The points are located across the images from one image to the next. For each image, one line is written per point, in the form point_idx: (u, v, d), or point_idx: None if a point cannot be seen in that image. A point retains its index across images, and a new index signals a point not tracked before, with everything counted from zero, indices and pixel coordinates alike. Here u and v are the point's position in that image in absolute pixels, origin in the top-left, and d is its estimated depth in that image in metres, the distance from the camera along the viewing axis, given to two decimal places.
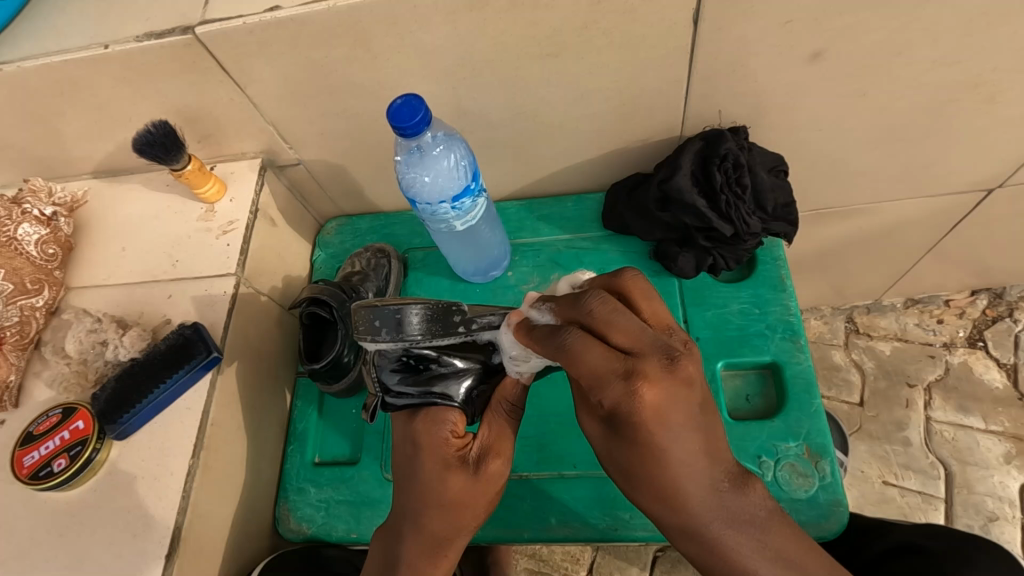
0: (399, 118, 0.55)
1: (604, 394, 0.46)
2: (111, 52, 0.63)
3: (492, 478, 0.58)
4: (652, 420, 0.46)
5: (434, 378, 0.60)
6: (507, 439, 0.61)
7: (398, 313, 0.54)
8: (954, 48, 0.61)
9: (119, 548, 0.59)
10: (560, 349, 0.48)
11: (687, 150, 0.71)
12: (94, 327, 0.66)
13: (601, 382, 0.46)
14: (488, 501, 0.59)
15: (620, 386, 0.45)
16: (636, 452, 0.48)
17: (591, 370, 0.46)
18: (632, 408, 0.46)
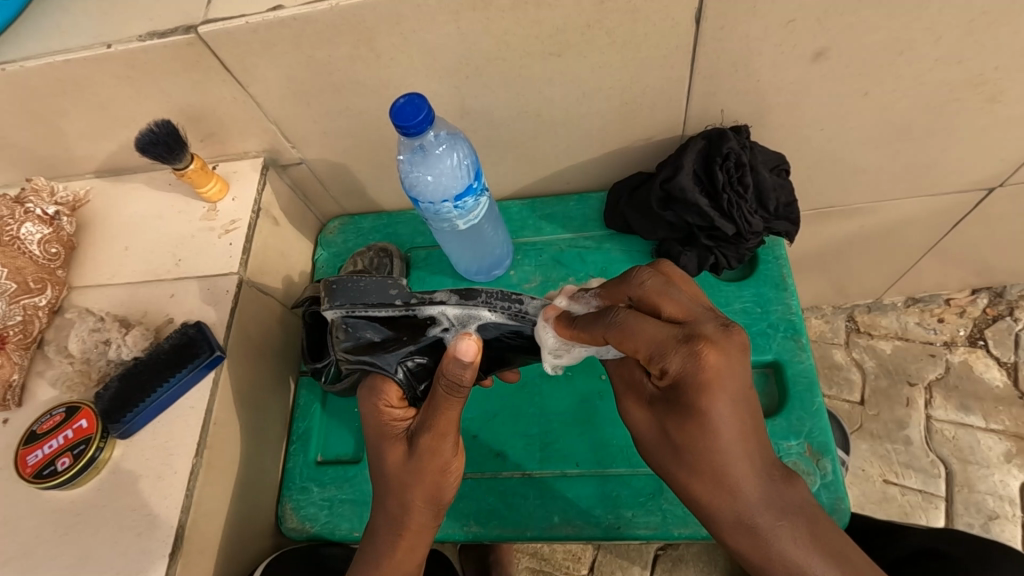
0: (402, 117, 0.55)
1: (666, 362, 0.48)
2: (114, 52, 0.63)
3: (428, 455, 0.57)
4: (716, 384, 0.47)
5: (371, 351, 0.60)
6: (449, 412, 0.56)
7: (345, 281, 0.59)
8: (957, 47, 0.62)
9: (122, 547, 0.59)
10: (615, 323, 0.50)
11: (689, 150, 0.71)
12: (97, 325, 0.66)
13: (660, 350, 0.48)
14: (436, 478, 0.58)
15: (680, 350, 0.47)
16: (695, 427, 0.48)
17: (649, 338, 0.48)
18: (695, 372, 0.47)
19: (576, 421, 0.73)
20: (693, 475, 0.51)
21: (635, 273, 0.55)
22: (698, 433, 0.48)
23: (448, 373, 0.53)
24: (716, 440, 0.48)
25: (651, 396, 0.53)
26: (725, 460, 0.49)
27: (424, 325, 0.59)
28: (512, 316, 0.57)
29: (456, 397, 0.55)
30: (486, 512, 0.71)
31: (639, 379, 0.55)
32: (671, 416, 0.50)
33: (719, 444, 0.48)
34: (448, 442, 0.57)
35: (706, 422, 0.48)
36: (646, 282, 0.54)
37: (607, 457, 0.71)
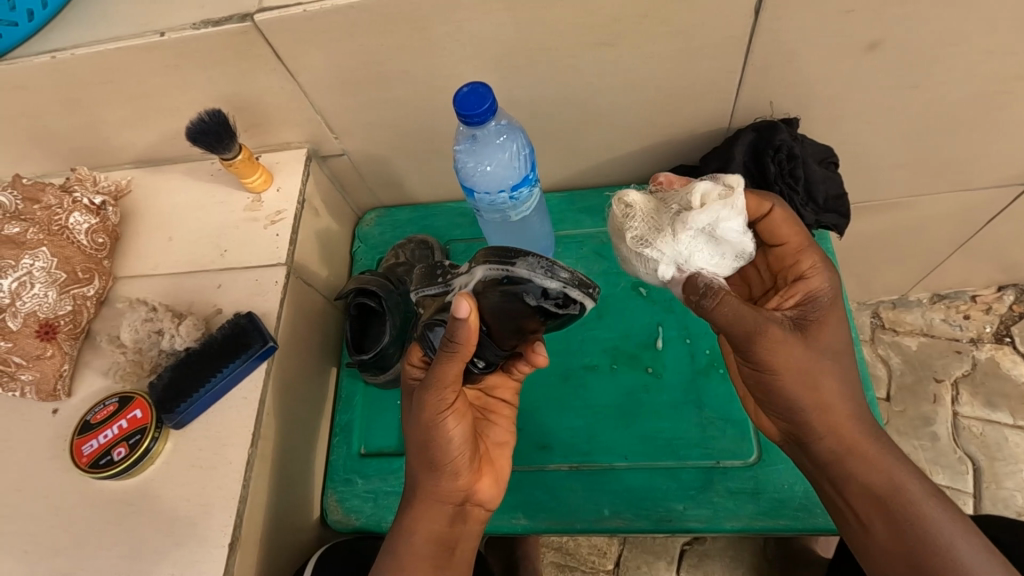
0: (466, 106, 0.54)
1: (812, 262, 0.58)
2: (167, 40, 0.62)
3: (422, 412, 0.56)
4: (835, 295, 0.58)
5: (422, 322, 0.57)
6: (447, 367, 0.53)
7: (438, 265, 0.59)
8: (1016, 39, 0.61)
9: (179, 538, 0.59)
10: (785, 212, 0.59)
11: (739, 141, 0.70)
12: (149, 316, 0.65)
13: (805, 252, 0.59)
14: (435, 439, 0.57)
15: (818, 257, 0.59)
16: (826, 338, 0.56)
17: (801, 237, 0.59)
18: (829, 284, 0.58)
19: (621, 413, 0.73)
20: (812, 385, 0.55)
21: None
22: (829, 341, 0.56)
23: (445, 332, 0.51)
24: (840, 351, 0.57)
25: (792, 322, 0.56)
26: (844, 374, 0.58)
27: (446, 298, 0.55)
28: (499, 270, 0.49)
29: (446, 354, 0.53)
30: (534, 505, 0.71)
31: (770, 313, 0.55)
32: (814, 332, 0.56)
33: (848, 346, 0.57)
34: (441, 397, 0.55)
35: (833, 331, 0.57)
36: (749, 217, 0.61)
37: (654, 450, 0.71)
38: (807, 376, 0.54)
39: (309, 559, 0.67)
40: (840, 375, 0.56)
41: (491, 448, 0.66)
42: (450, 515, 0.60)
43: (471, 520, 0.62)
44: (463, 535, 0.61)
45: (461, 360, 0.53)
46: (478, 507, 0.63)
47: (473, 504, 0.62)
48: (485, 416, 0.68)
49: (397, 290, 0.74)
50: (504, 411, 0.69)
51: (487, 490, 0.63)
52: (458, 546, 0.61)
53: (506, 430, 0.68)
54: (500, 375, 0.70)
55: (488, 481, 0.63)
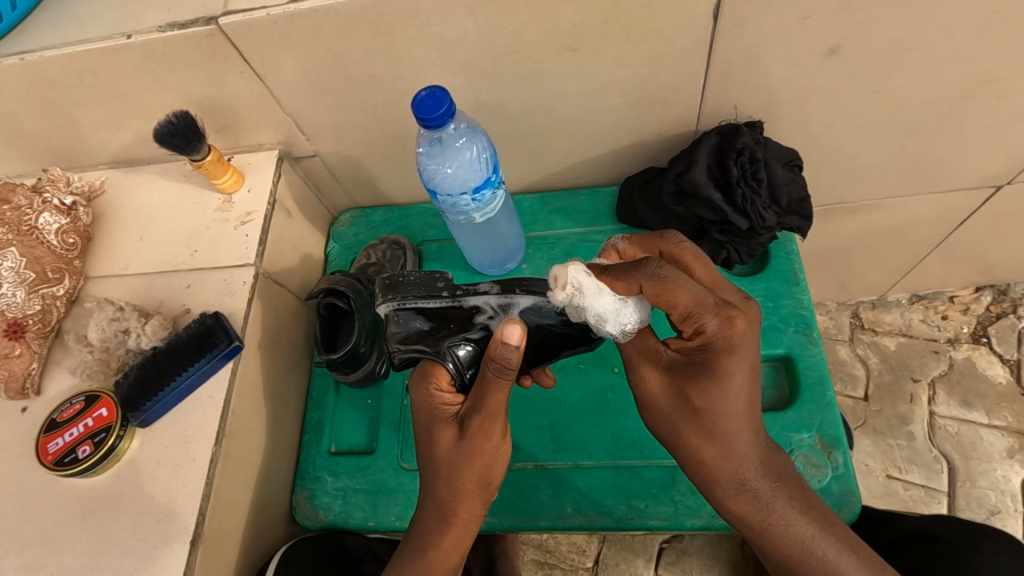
0: (423, 110, 0.55)
1: (702, 323, 0.52)
2: (133, 43, 0.63)
3: (481, 437, 0.55)
4: (742, 349, 0.52)
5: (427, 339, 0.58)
6: (500, 395, 0.53)
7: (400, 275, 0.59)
8: (971, 44, 0.62)
9: (142, 534, 0.60)
10: (659, 274, 0.50)
11: (703, 144, 0.71)
12: (116, 315, 0.66)
13: (699, 313, 0.52)
14: (487, 461, 0.56)
15: (717, 313, 0.52)
16: (716, 391, 0.53)
17: (687, 301, 0.51)
18: (726, 337, 0.52)
19: (587, 413, 0.74)
20: (714, 428, 0.54)
21: (646, 260, 0.51)
22: (720, 396, 0.53)
23: (496, 358, 0.52)
24: (732, 404, 0.53)
25: (669, 363, 0.56)
26: (733, 415, 0.54)
27: (470, 315, 0.58)
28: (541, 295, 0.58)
29: (501, 381, 0.53)
30: (500, 503, 0.72)
31: (655, 347, 0.58)
32: (686, 379, 0.54)
33: (745, 399, 0.53)
34: (496, 423, 0.55)
35: (730, 384, 0.53)
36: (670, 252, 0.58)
37: (619, 448, 0.72)
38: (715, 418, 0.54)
39: (273, 558, 0.66)
40: (701, 425, 0.54)
41: None
42: (483, 529, 0.60)
43: (482, 532, 0.62)
44: (485, 543, 0.63)
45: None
46: (498, 517, 0.63)
47: (497, 516, 0.63)
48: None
49: (366, 291, 0.75)
50: None
51: (508, 500, 0.64)
52: (482, 554, 0.63)
53: None
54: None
55: None
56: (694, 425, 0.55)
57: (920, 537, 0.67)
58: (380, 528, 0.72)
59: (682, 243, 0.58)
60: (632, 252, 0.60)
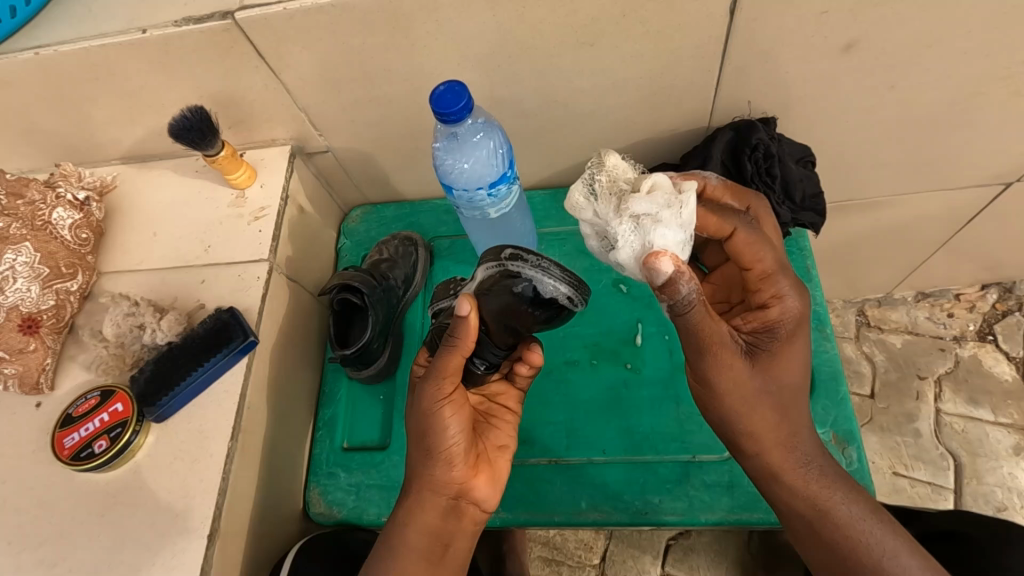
0: (442, 104, 0.55)
1: (783, 290, 0.58)
2: (149, 37, 0.63)
3: (425, 403, 0.56)
4: (808, 317, 0.60)
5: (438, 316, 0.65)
6: (450, 361, 0.55)
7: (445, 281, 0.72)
8: (987, 41, 0.62)
9: (159, 529, 0.60)
10: (755, 228, 0.59)
11: (718, 140, 0.71)
12: (131, 310, 0.65)
13: (781, 277, 0.59)
14: (432, 430, 0.57)
15: (795, 287, 0.59)
16: (797, 359, 0.59)
17: (771, 261, 0.59)
18: (799, 304, 0.59)
19: (601, 409, 0.74)
20: (780, 401, 0.58)
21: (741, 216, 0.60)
22: (787, 365, 0.58)
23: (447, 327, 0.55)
24: (803, 372, 0.60)
25: (751, 337, 0.58)
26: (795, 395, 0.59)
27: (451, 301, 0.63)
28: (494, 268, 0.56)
29: (447, 348, 0.55)
30: (514, 498, 0.72)
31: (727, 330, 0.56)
32: (772, 350, 0.57)
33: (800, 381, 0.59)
34: (444, 388, 0.56)
35: (800, 354, 0.59)
36: (747, 234, 0.58)
37: (633, 444, 0.72)
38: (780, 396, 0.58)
39: (286, 558, 0.66)
40: (776, 400, 0.58)
41: (490, 450, 0.63)
42: (443, 509, 0.59)
43: (466, 519, 0.60)
44: (457, 533, 0.60)
45: (461, 355, 0.55)
46: (473, 507, 0.60)
47: (467, 503, 0.60)
48: (486, 419, 0.66)
49: (379, 287, 0.75)
50: (507, 417, 0.67)
51: (483, 489, 0.60)
52: (450, 543, 0.60)
53: (508, 434, 0.65)
54: (501, 382, 0.68)
55: (486, 479, 0.61)
56: (772, 401, 0.58)
57: (954, 536, 0.67)
58: None
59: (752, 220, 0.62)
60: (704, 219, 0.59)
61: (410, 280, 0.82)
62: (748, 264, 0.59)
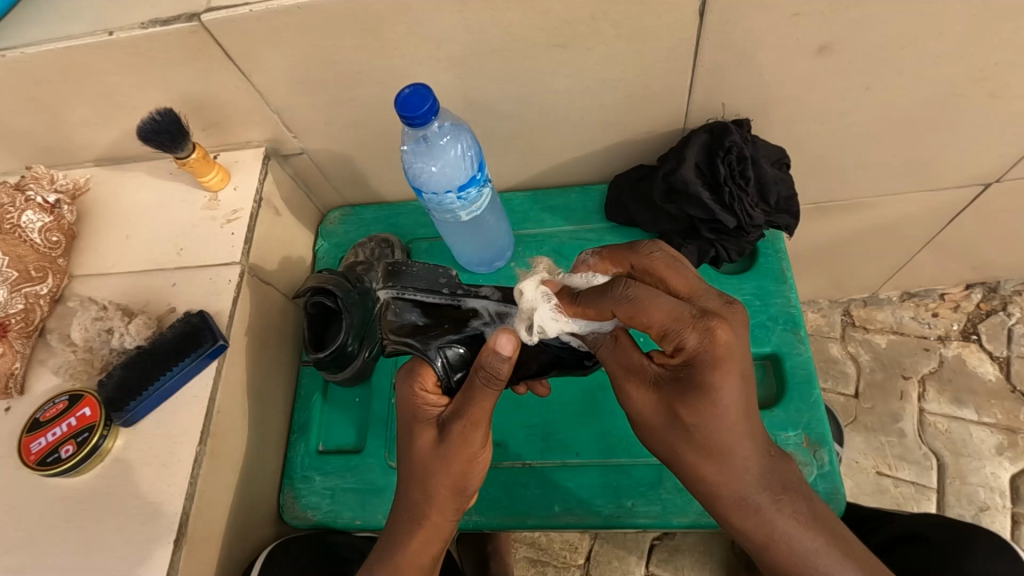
0: (408, 108, 0.55)
1: (682, 339, 0.49)
2: (116, 39, 0.62)
3: (460, 443, 0.55)
4: (728, 363, 0.48)
5: (414, 334, 0.59)
6: (484, 404, 0.53)
7: (405, 265, 0.60)
8: (960, 43, 0.62)
9: (126, 535, 0.60)
10: (627, 299, 0.50)
11: (692, 142, 0.71)
12: (100, 315, 0.66)
13: (676, 328, 0.49)
14: (464, 467, 0.56)
15: (696, 327, 0.49)
16: (705, 405, 0.49)
17: (662, 316, 0.49)
18: (710, 350, 0.48)
19: (576, 412, 0.74)
20: None
21: (613, 286, 0.51)
22: (711, 412, 0.49)
23: (487, 366, 0.52)
24: (725, 418, 0.50)
25: (655, 377, 0.52)
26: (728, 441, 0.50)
27: (466, 317, 0.60)
28: None
29: (488, 390, 0.53)
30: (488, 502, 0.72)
31: (640, 363, 0.53)
32: (678, 397, 0.50)
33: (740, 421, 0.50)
34: (480, 430, 0.55)
35: (720, 399, 0.49)
36: (619, 310, 0.50)
37: (607, 447, 0.72)
38: (714, 443, 0.50)
39: (260, 556, 0.67)
40: (702, 448, 0.50)
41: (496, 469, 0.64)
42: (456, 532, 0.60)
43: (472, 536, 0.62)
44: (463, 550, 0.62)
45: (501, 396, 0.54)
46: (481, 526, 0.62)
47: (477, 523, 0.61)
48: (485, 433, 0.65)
49: (354, 289, 0.75)
50: None
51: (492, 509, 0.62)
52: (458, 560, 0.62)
53: None
54: None
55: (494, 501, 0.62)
56: (689, 445, 0.51)
57: (913, 540, 0.68)
58: (369, 527, 0.72)
59: (655, 252, 0.56)
60: (604, 268, 0.60)
61: None
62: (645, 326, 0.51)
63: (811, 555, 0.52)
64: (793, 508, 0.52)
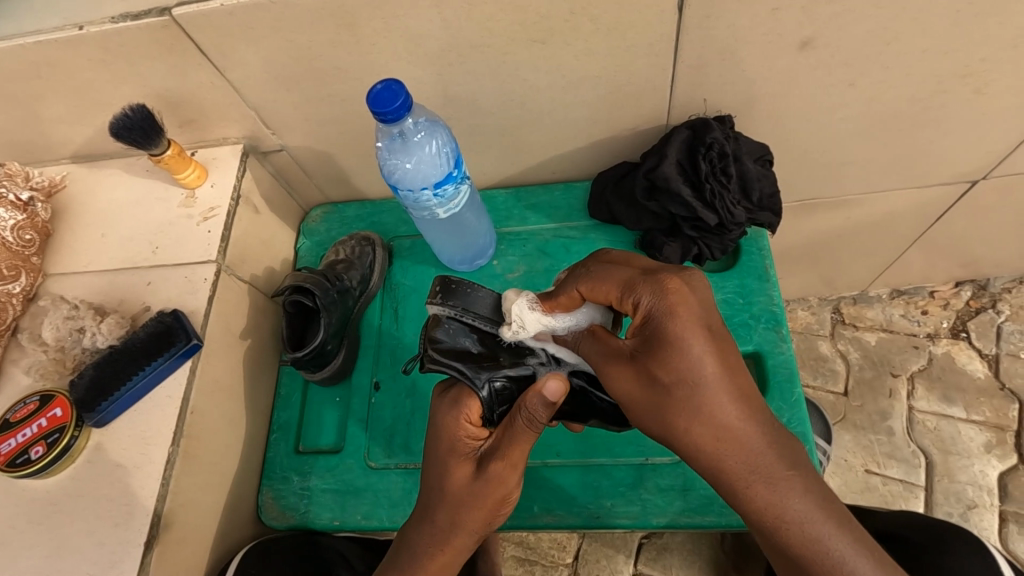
0: (380, 103, 0.54)
1: (636, 297, 0.52)
2: (87, 34, 0.61)
3: (495, 481, 0.54)
4: (685, 311, 0.49)
5: (466, 359, 0.59)
6: (523, 443, 0.53)
7: (467, 285, 0.61)
8: (942, 39, 0.61)
9: (97, 537, 0.59)
10: (586, 275, 0.56)
11: (674, 139, 0.70)
12: (71, 314, 0.65)
13: (630, 291, 0.52)
14: (493, 505, 0.56)
15: (648, 285, 0.51)
16: (677, 357, 0.49)
17: (616, 283, 0.53)
18: (663, 302, 0.50)
19: None
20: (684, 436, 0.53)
21: (575, 270, 0.58)
22: (683, 366, 0.49)
23: (529, 407, 0.52)
24: (704, 371, 0.49)
25: (627, 348, 0.52)
26: (710, 401, 0.49)
27: (523, 355, 0.62)
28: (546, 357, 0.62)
29: (530, 431, 0.53)
30: None
31: (614, 345, 0.54)
32: (649, 357, 0.50)
33: (715, 375, 0.49)
34: (513, 470, 0.55)
35: (687, 351, 0.49)
36: (580, 285, 0.56)
37: (588, 447, 0.71)
38: (694, 403, 0.49)
39: (236, 557, 0.66)
40: (686, 409, 0.49)
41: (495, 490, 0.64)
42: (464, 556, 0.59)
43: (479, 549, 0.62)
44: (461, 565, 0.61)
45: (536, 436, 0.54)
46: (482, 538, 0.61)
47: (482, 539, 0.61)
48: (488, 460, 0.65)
49: (333, 288, 0.74)
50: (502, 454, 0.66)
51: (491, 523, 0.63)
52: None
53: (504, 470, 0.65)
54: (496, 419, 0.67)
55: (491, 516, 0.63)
56: (673, 408, 0.49)
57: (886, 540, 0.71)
58: (348, 528, 0.71)
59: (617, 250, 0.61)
60: None
61: (367, 280, 0.81)
62: (605, 299, 0.55)
63: (823, 539, 0.48)
64: (803, 488, 0.49)
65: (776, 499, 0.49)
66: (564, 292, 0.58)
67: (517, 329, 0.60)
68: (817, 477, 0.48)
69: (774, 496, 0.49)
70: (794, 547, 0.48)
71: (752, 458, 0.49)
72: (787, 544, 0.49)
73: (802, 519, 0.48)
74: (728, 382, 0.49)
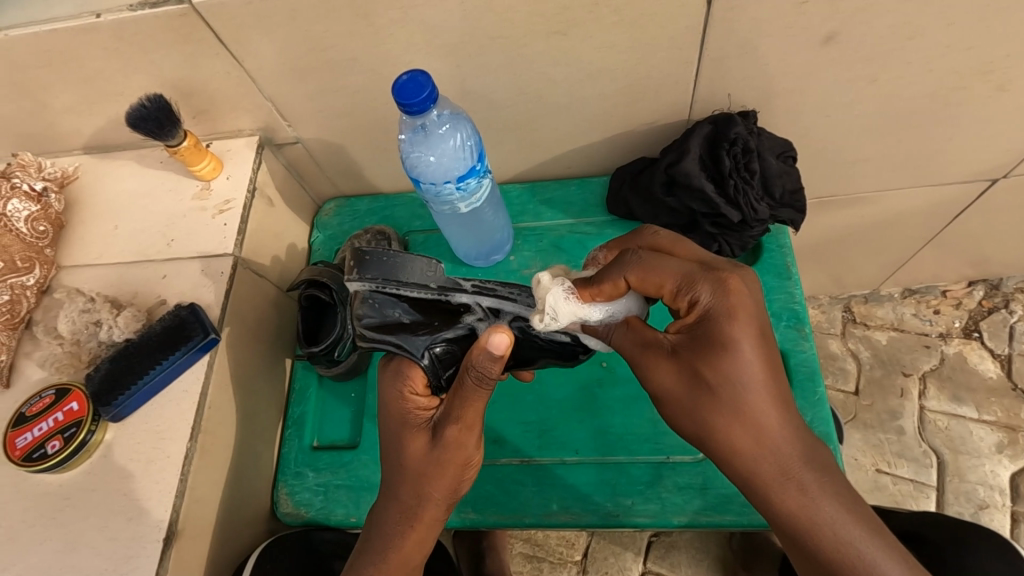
0: (405, 95, 0.54)
1: (694, 294, 0.50)
2: (103, 21, 0.60)
3: (452, 445, 0.55)
4: (744, 313, 0.48)
5: (400, 331, 0.56)
6: (475, 405, 0.54)
7: (385, 255, 0.55)
8: (970, 34, 0.60)
9: (114, 532, 0.59)
10: (637, 261, 0.53)
11: (696, 134, 0.70)
12: (87, 307, 0.64)
13: (688, 286, 0.50)
14: (459, 471, 0.56)
15: (708, 281, 0.50)
16: (726, 359, 0.48)
17: (675, 275, 0.51)
18: (722, 302, 0.49)
19: (575, 409, 0.73)
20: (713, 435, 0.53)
21: (625, 256, 0.54)
22: (732, 368, 0.48)
23: (478, 364, 0.51)
24: (752, 373, 0.48)
25: (672, 344, 0.51)
26: (756, 404, 0.48)
27: (458, 312, 0.58)
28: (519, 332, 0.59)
29: (487, 389, 0.53)
30: (483, 498, 0.70)
31: (655, 337, 0.53)
32: (697, 356, 0.49)
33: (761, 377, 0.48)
34: (472, 432, 0.55)
35: (738, 354, 0.48)
36: (630, 273, 0.52)
37: (606, 444, 0.71)
38: (737, 403, 0.48)
39: (253, 553, 0.65)
40: (730, 409, 0.48)
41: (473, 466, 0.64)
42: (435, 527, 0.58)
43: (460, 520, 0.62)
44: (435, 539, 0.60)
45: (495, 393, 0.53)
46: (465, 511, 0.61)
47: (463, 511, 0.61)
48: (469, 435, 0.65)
49: None
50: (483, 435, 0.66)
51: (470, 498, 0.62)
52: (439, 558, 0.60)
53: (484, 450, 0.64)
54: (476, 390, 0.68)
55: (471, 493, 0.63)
56: (715, 408, 0.49)
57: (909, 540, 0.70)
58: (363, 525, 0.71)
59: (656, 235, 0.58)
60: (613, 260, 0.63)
61: None
62: (656, 290, 0.52)
63: (856, 545, 0.48)
64: (834, 491, 0.49)
65: (806, 502, 0.48)
66: (609, 277, 0.54)
67: (552, 321, 0.55)
68: (816, 477, 0.49)
69: (805, 500, 0.48)
70: (824, 554, 0.48)
71: (785, 462, 0.49)
72: (819, 550, 0.48)
73: (835, 523, 0.48)
74: (772, 385, 0.49)
